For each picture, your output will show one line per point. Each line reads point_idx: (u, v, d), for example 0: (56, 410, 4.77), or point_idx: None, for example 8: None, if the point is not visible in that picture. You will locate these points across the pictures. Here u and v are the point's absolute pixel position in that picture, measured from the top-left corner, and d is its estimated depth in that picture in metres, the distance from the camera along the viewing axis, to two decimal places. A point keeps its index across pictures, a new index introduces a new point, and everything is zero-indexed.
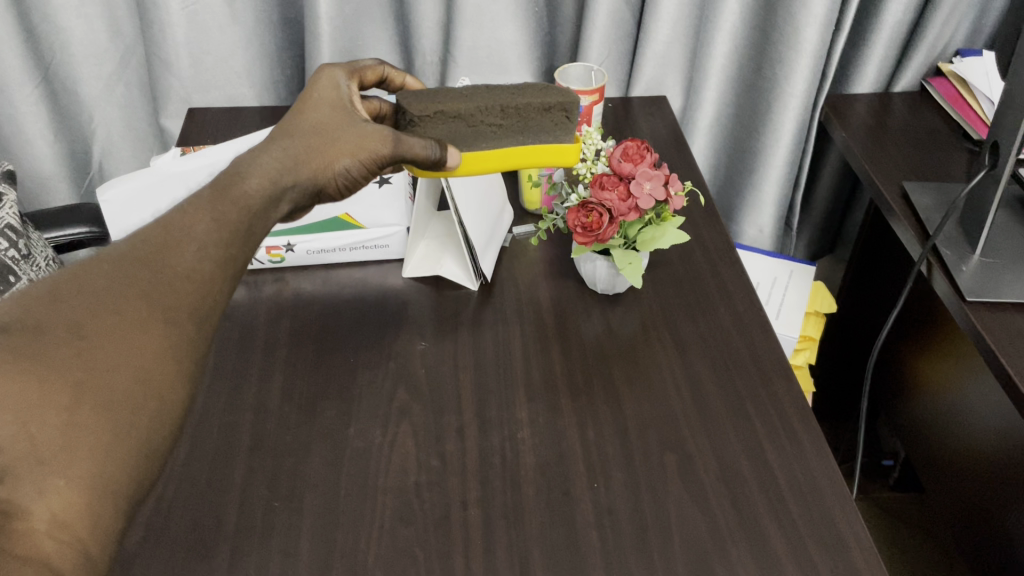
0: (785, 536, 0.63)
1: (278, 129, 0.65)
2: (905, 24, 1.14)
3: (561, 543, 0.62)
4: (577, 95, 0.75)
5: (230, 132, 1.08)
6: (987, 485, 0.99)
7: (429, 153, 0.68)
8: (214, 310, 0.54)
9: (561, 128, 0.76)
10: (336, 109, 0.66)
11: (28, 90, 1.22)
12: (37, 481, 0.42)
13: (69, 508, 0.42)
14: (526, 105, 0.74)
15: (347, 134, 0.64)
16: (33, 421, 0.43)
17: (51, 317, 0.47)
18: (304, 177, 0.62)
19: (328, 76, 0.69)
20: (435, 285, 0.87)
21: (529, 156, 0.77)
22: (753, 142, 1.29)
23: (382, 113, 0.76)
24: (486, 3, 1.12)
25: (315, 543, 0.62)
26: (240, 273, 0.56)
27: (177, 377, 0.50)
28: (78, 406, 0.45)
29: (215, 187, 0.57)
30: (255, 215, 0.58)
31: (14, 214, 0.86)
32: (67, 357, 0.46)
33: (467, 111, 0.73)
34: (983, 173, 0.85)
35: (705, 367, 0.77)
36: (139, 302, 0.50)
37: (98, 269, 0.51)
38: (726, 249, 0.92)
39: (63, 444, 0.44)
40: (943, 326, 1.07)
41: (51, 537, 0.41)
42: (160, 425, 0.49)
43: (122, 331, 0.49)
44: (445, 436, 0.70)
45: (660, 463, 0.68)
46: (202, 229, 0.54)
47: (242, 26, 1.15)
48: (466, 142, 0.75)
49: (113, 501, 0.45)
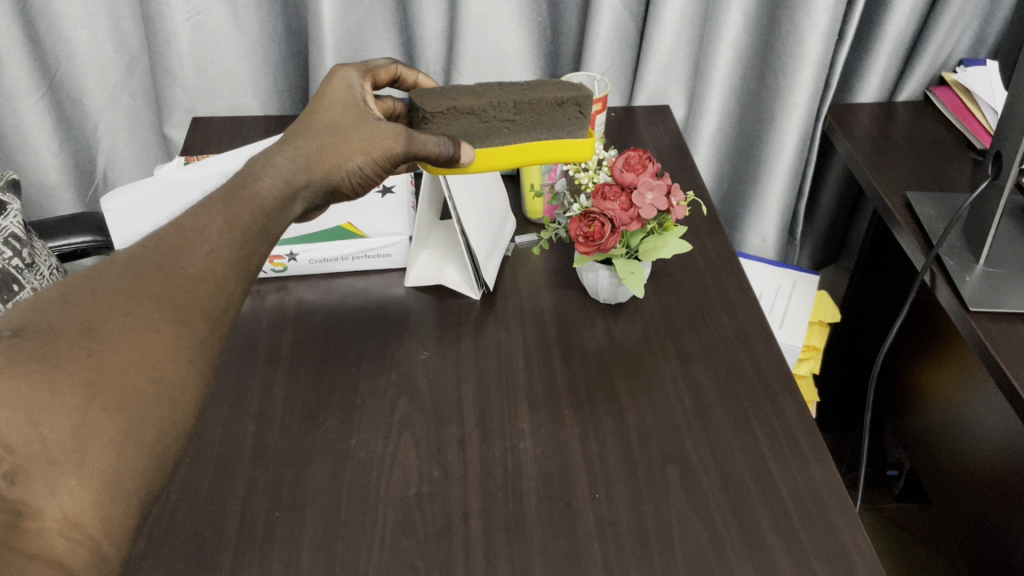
0: (787, 547, 0.62)
1: (292, 130, 0.65)
2: (908, 34, 1.14)
3: (561, 553, 0.62)
4: (590, 90, 0.75)
5: (234, 141, 1.09)
6: (992, 495, 0.98)
7: (442, 149, 0.68)
8: (228, 310, 0.52)
9: (574, 123, 0.76)
10: (349, 109, 0.67)
11: (34, 101, 1.22)
12: (48, 480, 0.41)
13: (82, 506, 0.42)
14: (538, 101, 0.74)
15: (360, 134, 0.65)
16: (45, 422, 0.42)
17: (65, 320, 0.46)
18: (317, 177, 0.62)
19: (341, 76, 0.70)
20: (438, 294, 0.87)
21: (545, 151, 0.77)
22: (757, 150, 1.28)
23: (395, 112, 0.77)
24: (490, 13, 1.13)
25: (316, 553, 0.62)
26: (253, 274, 0.55)
27: (189, 379, 0.49)
28: (90, 406, 0.44)
29: (229, 187, 0.57)
30: (269, 216, 0.57)
31: (18, 223, 0.86)
32: (80, 359, 0.45)
33: (481, 107, 0.73)
34: (988, 183, 0.84)
35: (708, 376, 0.77)
36: (150, 303, 0.49)
37: (111, 272, 0.50)
38: (728, 259, 0.92)
39: (74, 444, 0.42)
40: (943, 334, 1.08)
41: (63, 535, 0.41)
42: (173, 427, 0.47)
43: (134, 332, 0.47)
44: (447, 448, 0.70)
45: (662, 474, 0.68)
46: (215, 230, 0.54)
47: (248, 36, 1.16)
48: (480, 138, 0.75)
49: (125, 501, 0.44)
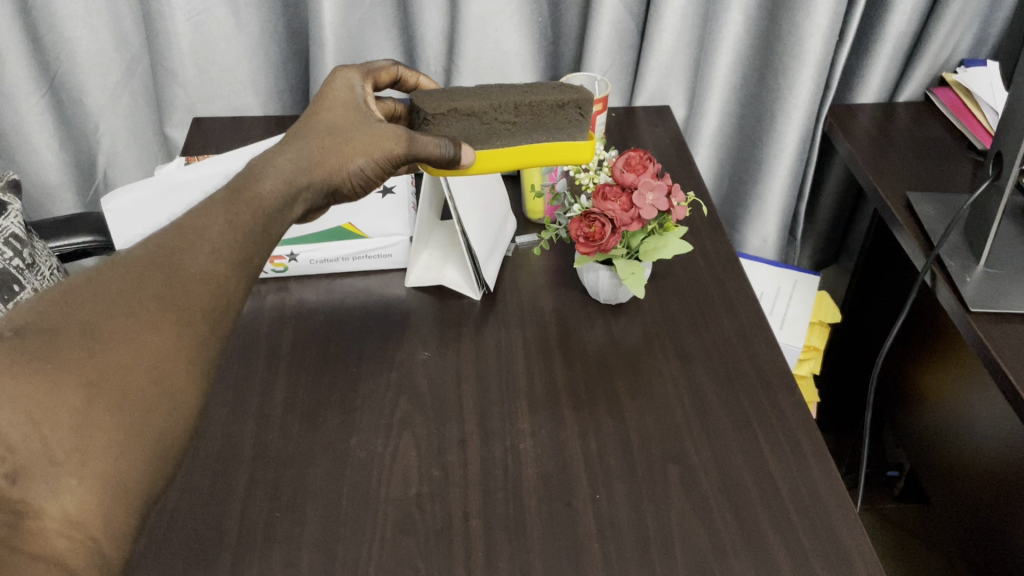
0: (786, 547, 0.62)
1: (293, 131, 0.65)
2: (909, 35, 1.14)
3: (561, 553, 0.62)
4: (591, 92, 0.75)
5: (234, 141, 1.09)
6: (992, 495, 0.98)
7: (443, 151, 0.68)
8: (229, 311, 0.53)
9: (575, 126, 0.76)
10: (350, 110, 0.67)
11: (35, 100, 1.22)
12: (49, 480, 0.41)
13: (83, 506, 0.41)
14: (539, 103, 0.74)
15: (361, 135, 0.65)
16: (46, 423, 0.42)
17: (66, 319, 0.46)
18: (318, 178, 0.62)
19: (343, 78, 0.70)
20: (438, 294, 0.87)
21: (546, 153, 0.77)
22: (757, 151, 1.28)
23: (396, 113, 0.77)
24: (491, 13, 1.13)
25: (316, 553, 0.62)
26: (254, 275, 0.55)
27: (189, 380, 0.49)
28: (92, 407, 0.44)
29: (230, 188, 0.57)
30: (270, 217, 0.57)
31: (19, 223, 0.86)
32: (81, 359, 0.45)
33: (482, 109, 0.73)
34: (988, 184, 0.84)
35: (708, 377, 0.77)
36: (152, 304, 0.49)
37: (112, 272, 0.50)
38: (728, 259, 0.92)
39: (76, 445, 0.42)
40: (943, 334, 1.08)
41: (63, 535, 0.40)
42: (174, 428, 0.47)
43: (135, 333, 0.47)
44: (447, 448, 0.70)
45: (662, 475, 0.68)
46: (216, 231, 0.54)
47: (248, 36, 1.16)
48: (481, 140, 0.75)
49: (126, 502, 0.44)
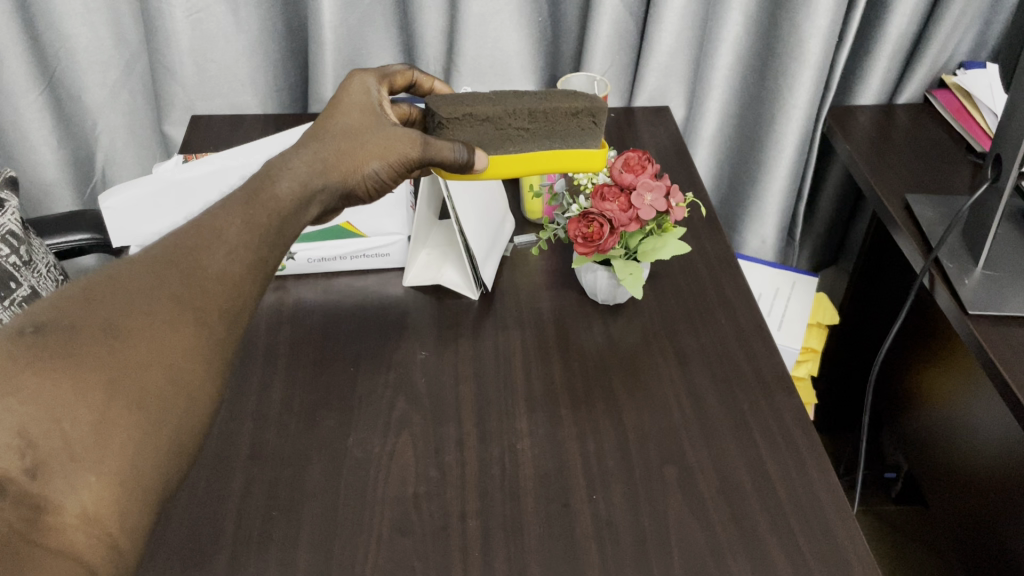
0: (785, 551, 0.62)
1: (310, 132, 0.65)
2: (909, 36, 1.14)
3: (560, 554, 0.62)
4: (605, 101, 0.75)
5: (232, 139, 1.09)
6: (990, 500, 0.98)
7: (456, 155, 0.68)
8: (244, 312, 0.52)
9: (588, 134, 0.76)
10: (366, 114, 0.67)
11: (33, 97, 1.22)
12: (68, 477, 0.41)
13: (100, 504, 0.41)
14: (554, 110, 0.73)
15: (376, 138, 0.65)
16: (66, 418, 0.42)
17: (86, 318, 0.46)
18: (333, 180, 0.62)
19: (359, 81, 0.70)
20: (436, 293, 0.87)
21: (557, 160, 0.77)
22: (758, 152, 1.28)
23: (410, 118, 0.78)
24: (491, 12, 1.12)
25: (313, 553, 0.62)
26: (267, 278, 0.55)
27: (206, 380, 0.48)
28: (112, 403, 0.44)
29: (246, 190, 0.57)
30: (286, 218, 0.57)
31: (16, 220, 0.86)
32: (102, 355, 0.45)
33: (496, 114, 0.72)
34: (987, 187, 0.84)
35: (706, 378, 0.77)
36: (168, 304, 0.48)
37: (132, 270, 0.49)
38: (726, 260, 0.92)
39: (95, 440, 0.42)
40: (943, 339, 1.07)
41: (82, 531, 0.40)
42: (190, 426, 0.47)
43: (154, 332, 0.47)
44: (445, 447, 0.70)
45: (660, 476, 0.68)
46: (233, 232, 0.53)
47: (247, 33, 1.16)
48: (494, 145, 0.75)
49: (141, 500, 0.43)
